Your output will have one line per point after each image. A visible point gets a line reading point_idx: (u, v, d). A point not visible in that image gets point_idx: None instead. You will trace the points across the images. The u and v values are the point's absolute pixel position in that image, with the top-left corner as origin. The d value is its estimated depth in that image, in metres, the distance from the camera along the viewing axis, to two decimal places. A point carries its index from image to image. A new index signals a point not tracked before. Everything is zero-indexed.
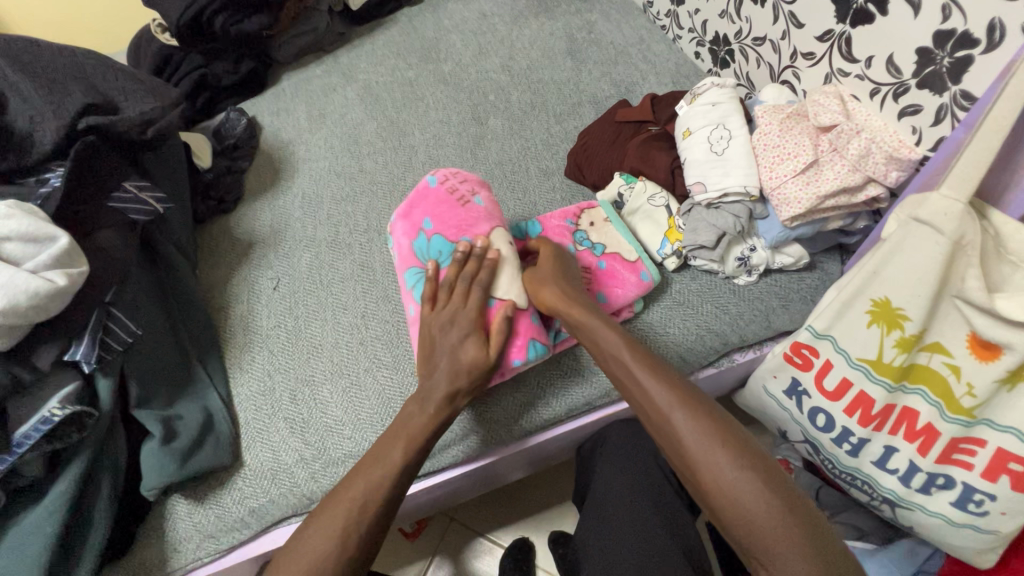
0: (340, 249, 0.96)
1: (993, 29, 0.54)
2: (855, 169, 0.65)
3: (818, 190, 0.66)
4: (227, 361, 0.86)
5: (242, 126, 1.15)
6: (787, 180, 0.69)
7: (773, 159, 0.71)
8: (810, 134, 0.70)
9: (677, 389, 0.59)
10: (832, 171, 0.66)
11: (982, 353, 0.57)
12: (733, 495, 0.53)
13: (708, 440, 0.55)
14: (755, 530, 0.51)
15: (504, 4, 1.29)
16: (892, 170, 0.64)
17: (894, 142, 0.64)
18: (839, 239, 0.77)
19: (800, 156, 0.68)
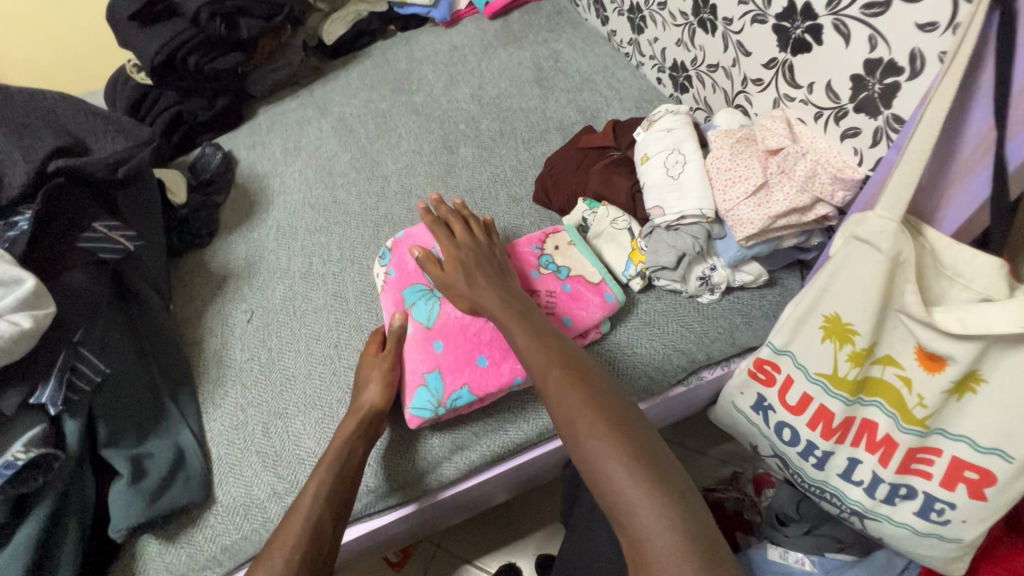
0: (314, 279, 0.97)
1: (915, 58, 0.57)
2: (803, 189, 0.68)
3: (769, 211, 0.69)
4: (201, 396, 0.87)
5: (217, 161, 1.16)
6: (739, 203, 0.71)
7: (726, 182, 0.73)
8: (760, 157, 0.72)
9: (563, 368, 0.60)
10: (781, 192, 0.69)
11: (929, 364, 0.58)
12: (592, 456, 0.53)
13: (584, 418, 0.55)
14: (611, 492, 0.50)
15: (474, 36, 1.33)
16: (839, 190, 0.67)
17: (838, 162, 0.67)
18: (797, 255, 0.80)
19: (751, 179, 0.71)
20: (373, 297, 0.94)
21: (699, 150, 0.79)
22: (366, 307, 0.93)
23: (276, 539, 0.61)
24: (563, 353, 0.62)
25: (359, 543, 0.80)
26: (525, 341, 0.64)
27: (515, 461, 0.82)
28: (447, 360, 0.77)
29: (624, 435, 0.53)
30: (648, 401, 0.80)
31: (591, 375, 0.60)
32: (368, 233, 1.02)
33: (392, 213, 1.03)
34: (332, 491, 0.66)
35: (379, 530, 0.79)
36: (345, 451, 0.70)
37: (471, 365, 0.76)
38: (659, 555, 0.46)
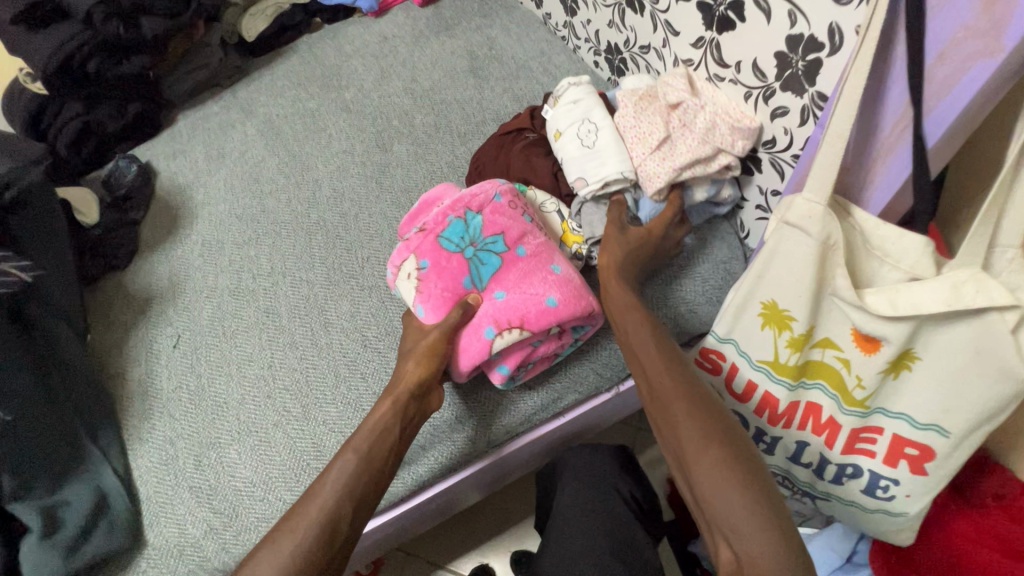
0: (243, 296, 0.91)
1: (833, 33, 0.55)
2: (704, 141, 0.69)
3: (675, 163, 0.69)
4: (126, 431, 0.81)
5: (134, 174, 1.08)
6: (645, 158, 0.71)
7: (633, 140, 0.73)
8: (662, 113, 0.72)
9: (678, 373, 0.60)
10: (685, 144, 0.69)
11: (866, 345, 0.57)
12: (707, 466, 0.53)
13: (697, 420, 0.56)
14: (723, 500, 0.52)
15: (405, 25, 1.27)
16: (737, 139, 0.69)
17: (735, 113, 0.69)
18: (710, 209, 0.79)
19: (653, 131, 0.71)
20: (306, 310, 0.87)
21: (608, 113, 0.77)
22: (301, 322, 0.86)
23: (280, 527, 0.57)
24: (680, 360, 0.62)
25: None
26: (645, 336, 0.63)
27: (467, 470, 0.78)
28: (518, 307, 0.68)
29: (739, 466, 0.52)
30: (600, 395, 0.81)
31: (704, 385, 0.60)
32: (299, 242, 0.96)
33: (324, 219, 0.97)
34: (361, 457, 0.61)
35: None
36: (376, 433, 0.63)
37: (540, 319, 0.68)
38: (773, 571, 0.47)
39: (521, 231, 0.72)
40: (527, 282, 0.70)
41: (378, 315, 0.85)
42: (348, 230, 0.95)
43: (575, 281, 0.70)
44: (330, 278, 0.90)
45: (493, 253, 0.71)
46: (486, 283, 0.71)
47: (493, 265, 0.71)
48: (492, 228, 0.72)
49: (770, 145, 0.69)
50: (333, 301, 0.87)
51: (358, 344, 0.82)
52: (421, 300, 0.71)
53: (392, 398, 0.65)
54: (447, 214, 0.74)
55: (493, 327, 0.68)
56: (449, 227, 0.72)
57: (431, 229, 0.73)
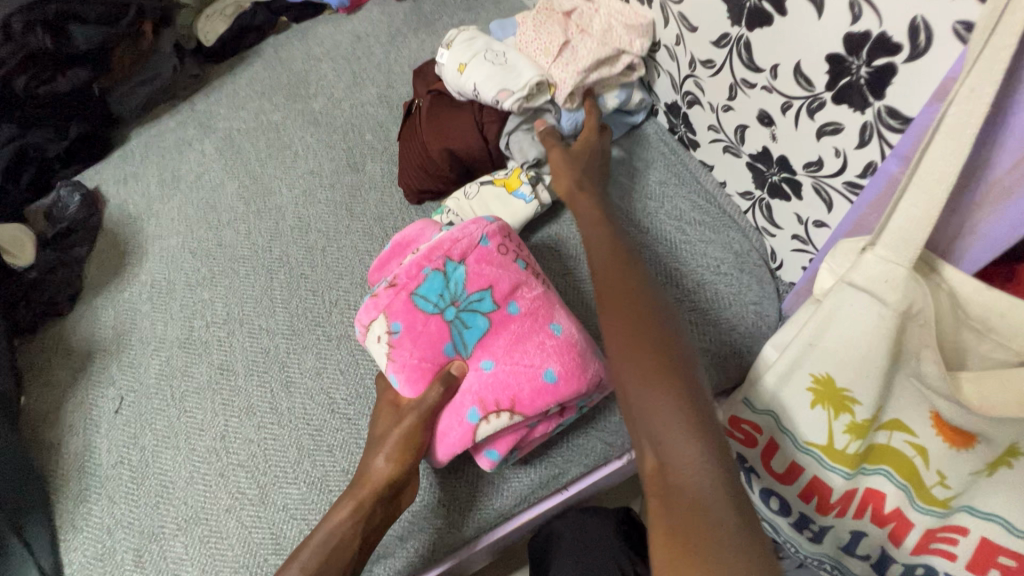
0: (195, 349, 0.79)
1: (914, 31, 0.41)
2: (602, 43, 0.71)
3: (580, 65, 0.71)
4: (59, 516, 0.70)
5: (77, 205, 0.96)
6: (551, 66, 0.73)
7: (537, 51, 0.74)
8: (560, 22, 0.74)
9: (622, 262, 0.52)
10: (586, 47, 0.71)
11: (954, 439, 0.44)
12: (628, 343, 0.45)
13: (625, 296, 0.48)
14: (641, 382, 0.43)
15: (381, 22, 1.13)
16: (634, 39, 0.71)
17: (629, 15, 0.72)
18: (625, 121, 0.79)
19: (552, 39, 0.73)
20: (265, 366, 0.75)
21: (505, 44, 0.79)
22: (259, 382, 0.74)
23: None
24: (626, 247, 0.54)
25: None
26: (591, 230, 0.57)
27: (452, 559, 0.66)
28: (509, 384, 0.57)
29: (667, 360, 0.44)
30: (610, 463, 0.68)
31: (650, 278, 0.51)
32: (259, 282, 0.83)
33: (288, 254, 0.85)
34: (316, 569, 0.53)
35: None
36: (327, 549, 0.53)
37: (535, 399, 0.56)
38: (687, 469, 0.38)
39: (511, 284, 0.61)
40: (519, 349, 0.58)
41: (347, 372, 0.73)
42: (314, 267, 0.82)
43: (577, 346, 0.58)
44: (293, 326, 0.78)
45: (478, 313, 0.60)
46: (472, 350, 0.60)
47: (478, 328, 0.60)
48: (476, 283, 0.61)
49: (815, 167, 0.56)
50: (296, 356, 0.75)
51: (324, 409, 0.70)
52: (395, 370, 0.59)
53: (355, 501, 0.56)
54: (422, 265, 0.62)
55: (479, 408, 0.56)
56: (425, 283, 0.61)
57: (402, 284, 0.61)
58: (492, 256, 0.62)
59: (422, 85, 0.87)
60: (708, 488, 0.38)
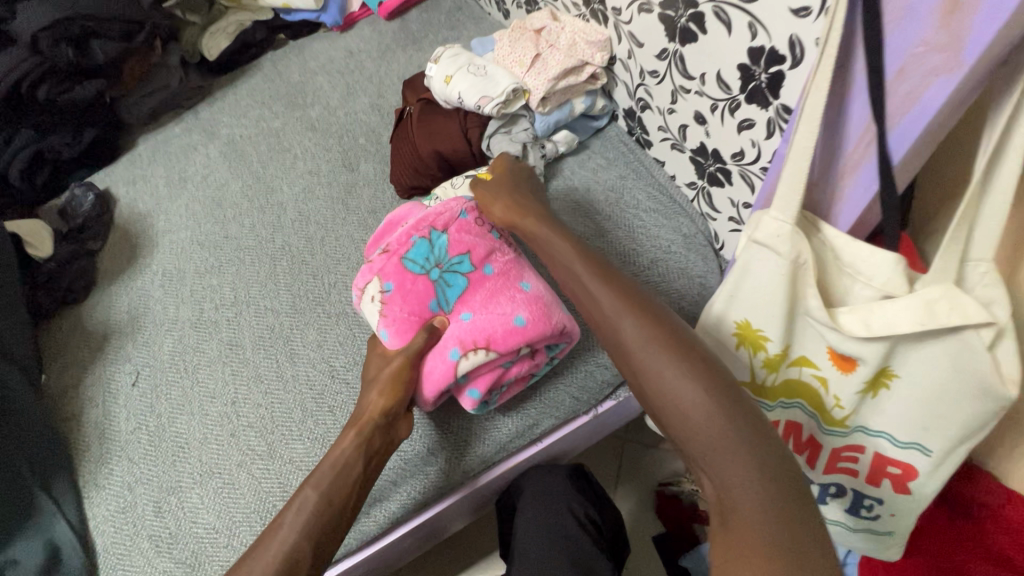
0: (205, 328, 0.88)
1: (794, 46, 0.53)
2: (569, 56, 0.83)
3: (550, 73, 0.82)
4: (81, 476, 0.77)
5: (89, 203, 1.04)
6: (524, 76, 0.84)
7: (512, 64, 0.86)
8: (531, 39, 0.86)
9: (633, 309, 0.59)
10: (555, 59, 0.83)
11: (843, 364, 0.55)
12: (674, 397, 0.53)
13: (652, 345, 0.56)
14: (697, 431, 0.51)
15: (371, 39, 1.24)
16: (596, 52, 0.82)
17: (588, 31, 0.83)
18: (590, 124, 0.91)
19: (525, 53, 0.85)
20: (270, 341, 0.84)
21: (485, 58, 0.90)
22: (266, 354, 0.83)
23: (260, 544, 0.58)
24: (629, 292, 0.61)
25: None
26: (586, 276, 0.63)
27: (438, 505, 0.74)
28: (485, 327, 0.66)
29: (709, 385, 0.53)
30: (578, 418, 0.78)
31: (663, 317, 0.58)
32: (264, 268, 0.92)
33: (290, 244, 0.94)
34: (333, 479, 0.61)
35: None
36: (337, 467, 0.62)
37: (507, 338, 0.66)
38: (750, 499, 0.48)
39: (486, 250, 0.72)
40: (493, 303, 0.68)
41: (346, 343, 0.82)
42: (314, 254, 0.92)
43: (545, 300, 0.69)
44: (296, 305, 0.87)
45: (459, 274, 0.70)
46: (452, 306, 0.70)
47: (458, 286, 0.70)
48: (456, 248, 0.71)
49: (739, 157, 0.68)
50: (299, 331, 0.84)
51: (326, 375, 0.79)
52: (385, 323, 0.69)
53: (356, 426, 0.65)
54: (410, 235, 0.73)
55: (458, 347, 0.65)
56: (413, 248, 0.71)
57: (394, 250, 0.72)
58: (470, 227, 0.73)
59: (411, 94, 0.97)
60: (775, 497, 0.48)
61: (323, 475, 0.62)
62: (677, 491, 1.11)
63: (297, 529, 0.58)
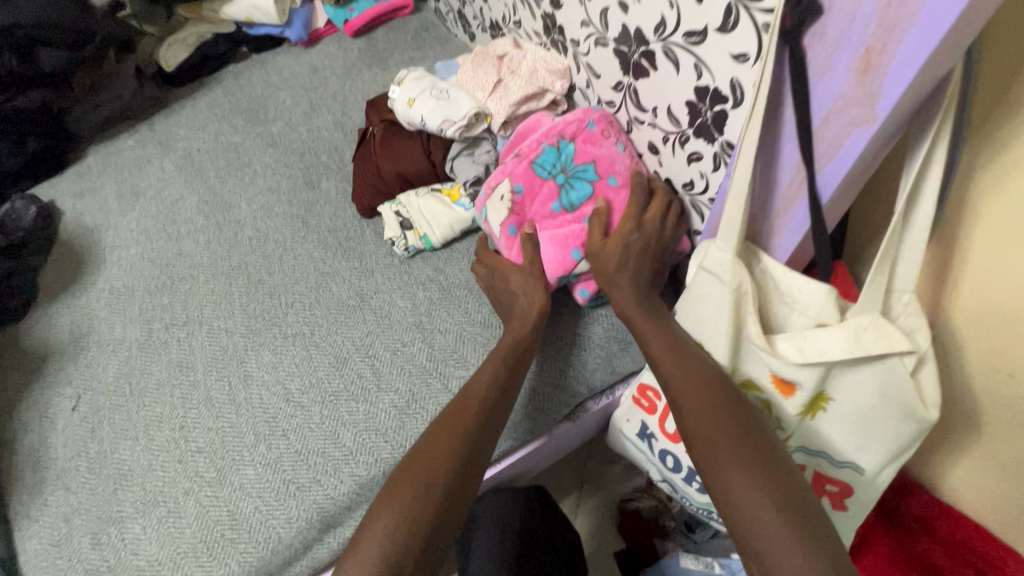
0: (153, 350, 0.84)
1: (734, 87, 0.56)
2: (530, 83, 0.85)
3: (511, 99, 0.83)
4: (13, 509, 0.73)
5: (31, 218, 0.99)
6: (487, 100, 0.85)
7: (475, 88, 0.87)
8: (494, 65, 0.88)
9: (704, 389, 0.56)
10: (516, 85, 0.84)
11: (783, 388, 0.58)
12: (732, 483, 0.51)
13: (717, 429, 0.54)
14: (754, 524, 0.49)
15: (336, 56, 1.24)
16: (557, 80, 0.84)
17: (549, 61, 0.86)
18: None
19: (488, 78, 0.86)
20: (223, 363, 0.82)
21: (449, 81, 0.91)
22: (216, 377, 0.80)
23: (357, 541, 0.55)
24: (704, 368, 0.58)
25: None
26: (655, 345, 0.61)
27: None
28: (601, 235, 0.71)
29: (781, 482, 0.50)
30: (535, 439, 0.79)
31: (735, 402, 0.55)
32: (218, 287, 0.90)
33: (246, 262, 0.92)
34: (420, 508, 0.55)
35: None
36: (446, 440, 0.60)
37: None
38: None
39: (612, 161, 0.74)
40: (618, 212, 0.72)
41: (302, 365, 0.80)
42: (272, 273, 0.90)
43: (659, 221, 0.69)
44: (251, 325, 0.85)
45: (583, 180, 0.74)
46: (576, 207, 0.74)
47: (582, 190, 0.73)
48: (583, 157, 0.75)
49: (689, 187, 0.71)
50: (254, 352, 0.82)
51: (280, 398, 0.78)
52: (515, 220, 0.75)
53: (469, 399, 0.64)
54: (541, 142, 0.77)
55: (579, 249, 0.72)
56: (543, 154, 0.76)
57: (526, 155, 0.77)
58: (596, 138, 0.75)
59: (374, 116, 0.97)
60: None
61: (400, 520, 0.55)
62: (637, 506, 1.11)
63: (414, 520, 0.55)
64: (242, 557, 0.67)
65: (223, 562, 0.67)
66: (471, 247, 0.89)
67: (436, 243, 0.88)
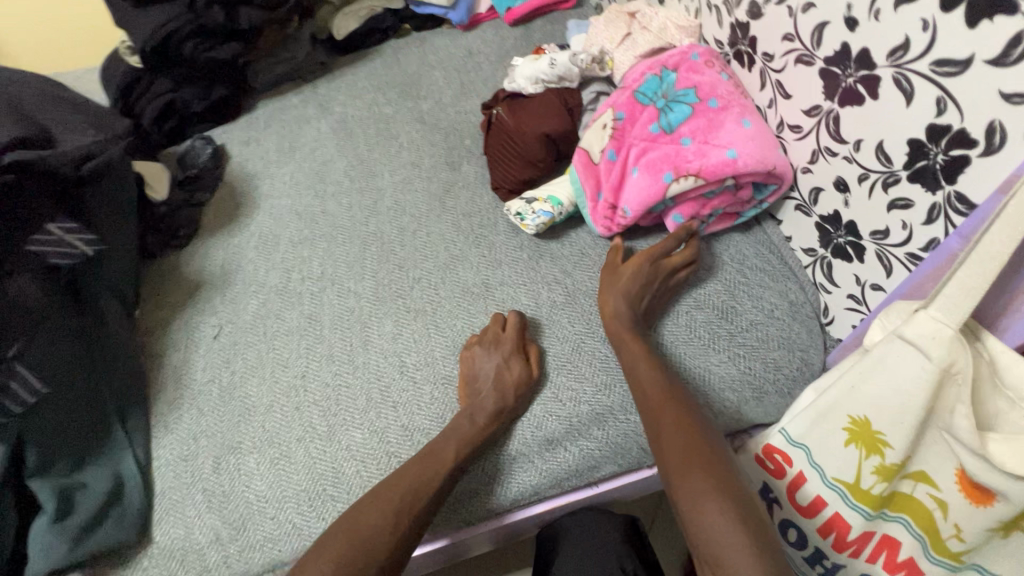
0: (289, 297, 0.90)
1: (992, 133, 0.48)
2: (658, 38, 0.88)
3: (635, 50, 0.88)
4: (154, 417, 0.80)
5: (206, 157, 1.10)
6: (613, 51, 0.90)
7: (603, 39, 0.91)
8: (625, 19, 0.92)
9: (674, 406, 0.63)
10: (643, 38, 0.88)
11: (974, 495, 0.49)
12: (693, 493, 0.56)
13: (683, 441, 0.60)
14: (708, 522, 0.54)
15: (492, 42, 1.25)
16: (684, 38, 0.87)
17: (679, 20, 0.88)
18: None
19: (617, 31, 0.91)
20: (348, 323, 0.85)
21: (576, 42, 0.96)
22: (341, 336, 0.84)
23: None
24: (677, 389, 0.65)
25: None
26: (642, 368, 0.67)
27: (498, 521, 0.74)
28: (699, 154, 0.72)
29: (725, 480, 0.56)
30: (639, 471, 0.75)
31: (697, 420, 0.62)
32: (353, 250, 0.94)
33: (381, 231, 0.95)
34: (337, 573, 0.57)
35: None
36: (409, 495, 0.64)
37: (717, 168, 0.71)
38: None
39: (713, 86, 0.75)
40: (715, 131, 0.73)
41: (419, 342, 0.81)
42: (403, 246, 0.92)
43: (761, 138, 0.71)
44: (378, 292, 0.87)
45: (683, 103, 0.76)
46: (674, 127, 0.75)
47: (682, 112, 0.75)
48: (684, 84, 0.77)
49: (880, 236, 0.62)
50: (377, 319, 0.85)
51: (395, 370, 0.79)
52: (615, 145, 0.80)
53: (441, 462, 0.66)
54: (646, 74, 0.81)
55: (672, 172, 0.73)
56: (646, 84, 0.80)
57: (630, 87, 0.82)
58: (698, 66, 0.78)
59: (506, 90, 0.96)
60: None
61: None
62: None
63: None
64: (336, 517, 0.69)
65: (321, 516, 0.70)
66: (603, 255, 0.85)
67: (563, 199, 0.85)
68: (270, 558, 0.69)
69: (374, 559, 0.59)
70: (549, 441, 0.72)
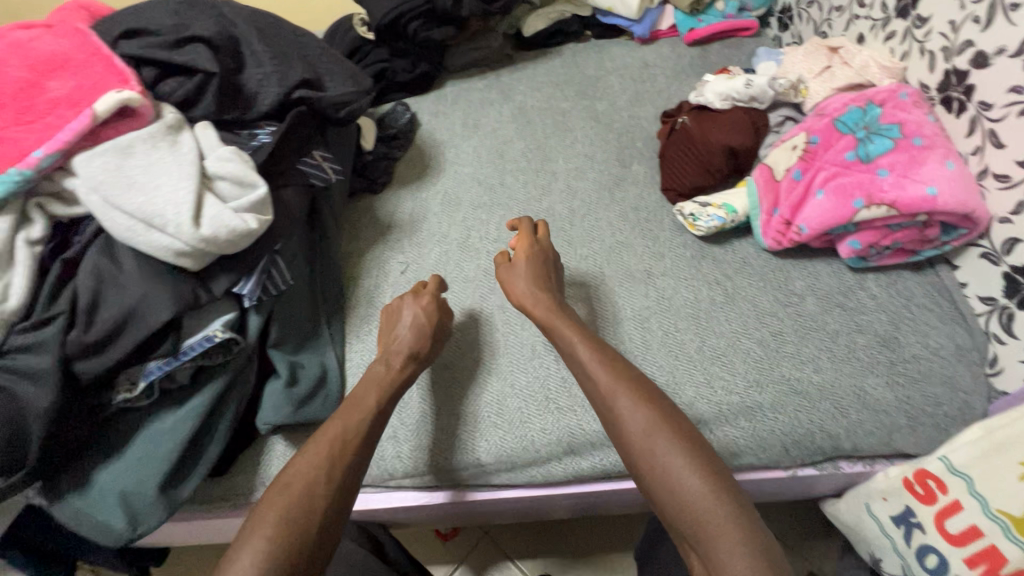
0: (469, 252, 1.02)
1: None
2: (858, 75, 0.92)
3: (834, 84, 0.93)
4: (350, 327, 0.95)
5: (404, 121, 1.25)
6: (810, 81, 0.96)
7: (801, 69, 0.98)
8: (826, 53, 0.98)
9: (634, 389, 0.67)
10: (843, 73, 0.94)
11: None
12: (668, 477, 0.61)
13: (645, 426, 0.64)
14: (694, 510, 0.58)
15: (669, 58, 1.33)
16: (886, 78, 0.90)
17: (884, 60, 0.91)
18: None
19: (817, 63, 0.97)
20: None
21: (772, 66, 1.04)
22: None
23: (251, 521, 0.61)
24: (632, 376, 0.69)
25: (440, 509, 0.87)
26: (591, 358, 0.72)
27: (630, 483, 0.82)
28: (896, 186, 0.76)
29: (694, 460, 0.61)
30: (774, 470, 0.79)
31: (657, 400, 0.67)
32: None
33: (553, 209, 1.06)
34: (282, 508, 0.61)
35: (458, 502, 0.85)
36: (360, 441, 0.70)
37: (915, 202, 0.74)
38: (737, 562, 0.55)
39: (921, 125, 0.79)
40: (918, 167, 0.76)
41: (583, 310, 0.90)
42: (573, 226, 1.02)
43: (963, 180, 0.74)
44: None
45: (885, 137, 0.80)
46: (871, 158, 0.80)
47: (883, 144, 0.80)
48: (889, 119, 0.81)
49: None
50: None
51: None
52: (802, 165, 0.85)
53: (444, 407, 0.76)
54: (847, 106, 0.86)
55: (864, 198, 0.78)
56: (847, 114, 0.85)
57: (829, 115, 0.88)
58: (906, 106, 0.82)
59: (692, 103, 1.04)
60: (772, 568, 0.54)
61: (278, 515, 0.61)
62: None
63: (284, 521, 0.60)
64: (497, 439, 0.80)
65: (484, 436, 0.81)
66: (766, 266, 0.90)
67: (737, 211, 0.90)
68: (435, 462, 0.81)
69: (327, 501, 0.64)
70: (697, 421, 0.77)
